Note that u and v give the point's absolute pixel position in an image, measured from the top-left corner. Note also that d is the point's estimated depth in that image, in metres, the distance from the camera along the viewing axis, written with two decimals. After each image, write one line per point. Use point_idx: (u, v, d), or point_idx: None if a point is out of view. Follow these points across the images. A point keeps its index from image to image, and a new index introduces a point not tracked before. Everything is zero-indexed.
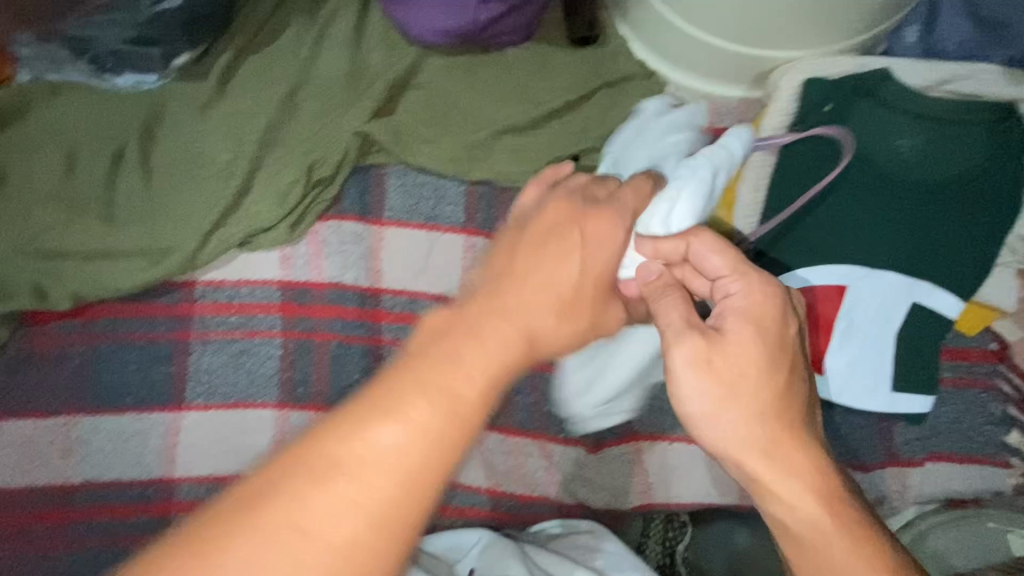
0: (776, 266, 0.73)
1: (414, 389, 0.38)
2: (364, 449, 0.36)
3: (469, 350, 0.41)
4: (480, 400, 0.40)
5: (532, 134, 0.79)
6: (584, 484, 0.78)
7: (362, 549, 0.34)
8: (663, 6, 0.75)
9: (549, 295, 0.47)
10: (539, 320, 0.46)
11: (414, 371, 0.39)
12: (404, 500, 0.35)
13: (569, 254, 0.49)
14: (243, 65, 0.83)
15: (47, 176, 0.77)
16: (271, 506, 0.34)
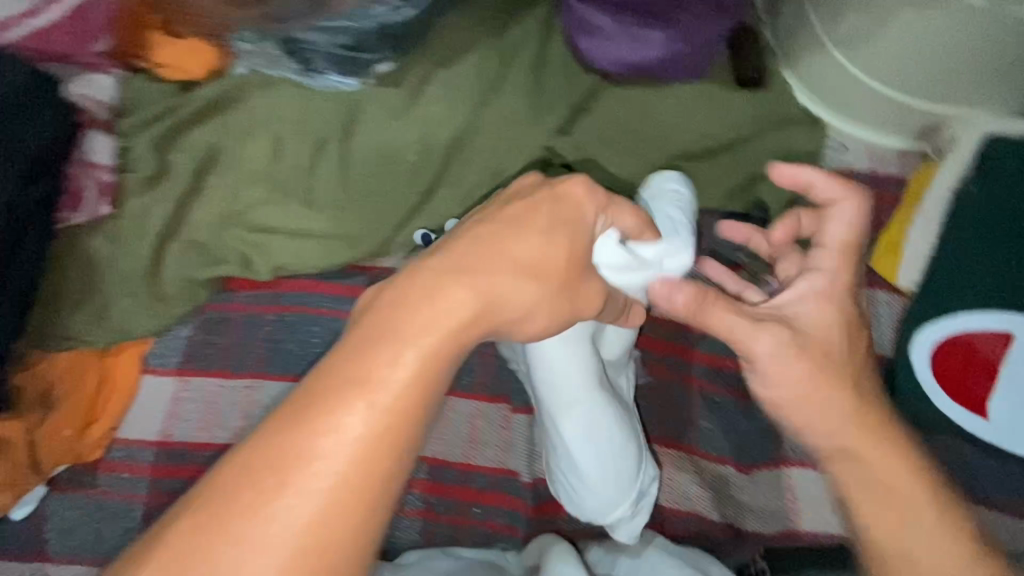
0: (944, 310, 0.75)
1: (358, 378, 0.38)
2: (303, 468, 0.36)
3: (422, 329, 0.40)
4: (376, 413, 0.37)
5: (702, 163, 0.86)
6: (733, 503, 0.78)
7: (308, 552, 0.35)
8: (843, 60, 0.80)
9: (506, 275, 0.44)
10: (466, 306, 0.42)
11: (353, 366, 0.38)
12: (348, 498, 0.36)
13: (535, 237, 0.47)
14: (435, 76, 0.88)
15: (254, 157, 0.82)
16: (256, 473, 0.36)
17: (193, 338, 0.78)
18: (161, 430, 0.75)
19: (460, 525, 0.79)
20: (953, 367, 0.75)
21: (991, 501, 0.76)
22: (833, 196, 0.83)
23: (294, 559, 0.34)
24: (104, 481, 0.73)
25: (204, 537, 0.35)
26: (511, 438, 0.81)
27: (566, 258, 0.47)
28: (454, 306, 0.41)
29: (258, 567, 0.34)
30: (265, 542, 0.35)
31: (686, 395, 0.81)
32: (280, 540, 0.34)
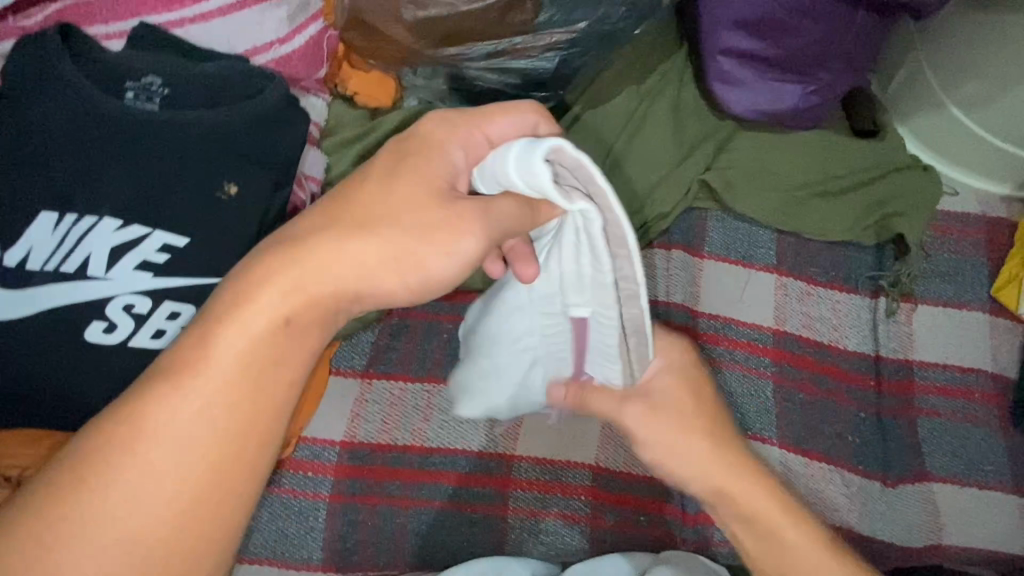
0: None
1: (200, 356, 0.42)
2: (162, 420, 0.41)
3: (232, 355, 0.42)
4: (250, 370, 0.42)
5: (837, 200, 0.93)
6: (879, 516, 0.83)
7: (194, 490, 0.41)
8: (961, 115, 0.92)
9: (362, 269, 0.44)
10: (303, 308, 0.44)
11: (201, 334, 0.43)
12: (227, 444, 0.42)
13: (342, 249, 0.44)
14: (586, 117, 0.99)
15: None
16: (109, 449, 0.41)
17: (376, 344, 0.83)
18: (345, 431, 0.79)
19: (627, 533, 0.79)
20: None
21: None
22: (953, 235, 0.93)
23: (165, 502, 0.41)
24: (287, 480, 0.77)
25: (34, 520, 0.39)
26: None
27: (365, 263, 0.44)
28: (264, 318, 0.43)
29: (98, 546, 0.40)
30: (96, 521, 0.40)
31: (834, 411, 0.86)
32: (133, 505, 0.40)
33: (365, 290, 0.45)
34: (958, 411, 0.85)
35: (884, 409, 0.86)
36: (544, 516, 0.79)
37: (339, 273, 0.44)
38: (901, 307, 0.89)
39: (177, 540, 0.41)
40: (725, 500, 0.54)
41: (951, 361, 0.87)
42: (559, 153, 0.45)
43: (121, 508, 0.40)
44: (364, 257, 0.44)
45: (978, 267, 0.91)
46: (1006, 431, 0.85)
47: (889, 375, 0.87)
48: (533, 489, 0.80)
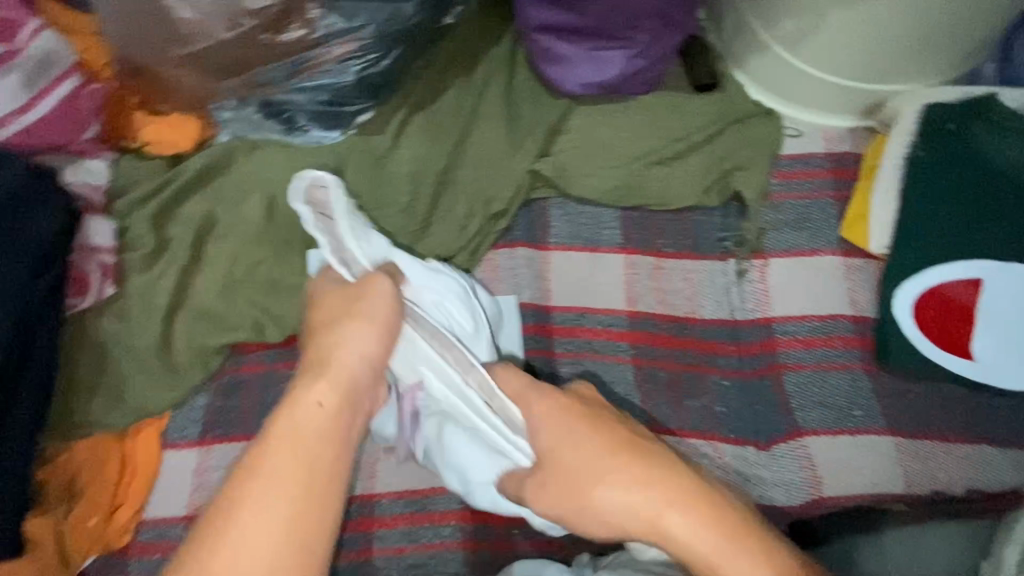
0: (905, 271, 0.82)
1: (285, 417, 0.60)
2: (265, 471, 0.56)
3: (291, 437, 0.58)
4: (321, 421, 0.60)
5: (677, 165, 0.90)
6: (759, 483, 0.81)
7: (303, 519, 0.55)
8: (789, 55, 0.88)
9: (358, 342, 0.66)
10: (331, 391, 0.62)
11: (287, 406, 0.61)
12: (321, 475, 0.57)
13: (358, 337, 0.66)
14: (416, 120, 0.92)
15: (251, 219, 0.84)
16: (231, 506, 0.54)
17: (211, 407, 0.79)
18: (187, 504, 0.75)
19: (500, 551, 0.77)
20: (931, 315, 0.81)
21: (992, 436, 0.81)
22: (799, 179, 0.90)
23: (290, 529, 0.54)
24: (134, 567, 0.72)
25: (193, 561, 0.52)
26: None
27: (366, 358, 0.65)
28: (309, 409, 0.61)
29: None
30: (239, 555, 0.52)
31: (699, 384, 0.83)
32: (267, 535, 0.53)
33: (372, 360, 0.66)
34: (822, 360, 0.84)
35: (751, 372, 0.84)
36: (412, 548, 0.77)
37: (349, 354, 0.65)
38: (753, 264, 0.87)
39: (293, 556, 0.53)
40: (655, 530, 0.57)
41: (809, 312, 0.85)
42: (314, 178, 0.77)
43: (258, 543, 0.53)
44: (367, 334, 0.66)
45: (826, 209, 0.88)
46: (871, 372, 0.83)
47: (752, 337, 0.85)
48: (398, 525, 0.78)
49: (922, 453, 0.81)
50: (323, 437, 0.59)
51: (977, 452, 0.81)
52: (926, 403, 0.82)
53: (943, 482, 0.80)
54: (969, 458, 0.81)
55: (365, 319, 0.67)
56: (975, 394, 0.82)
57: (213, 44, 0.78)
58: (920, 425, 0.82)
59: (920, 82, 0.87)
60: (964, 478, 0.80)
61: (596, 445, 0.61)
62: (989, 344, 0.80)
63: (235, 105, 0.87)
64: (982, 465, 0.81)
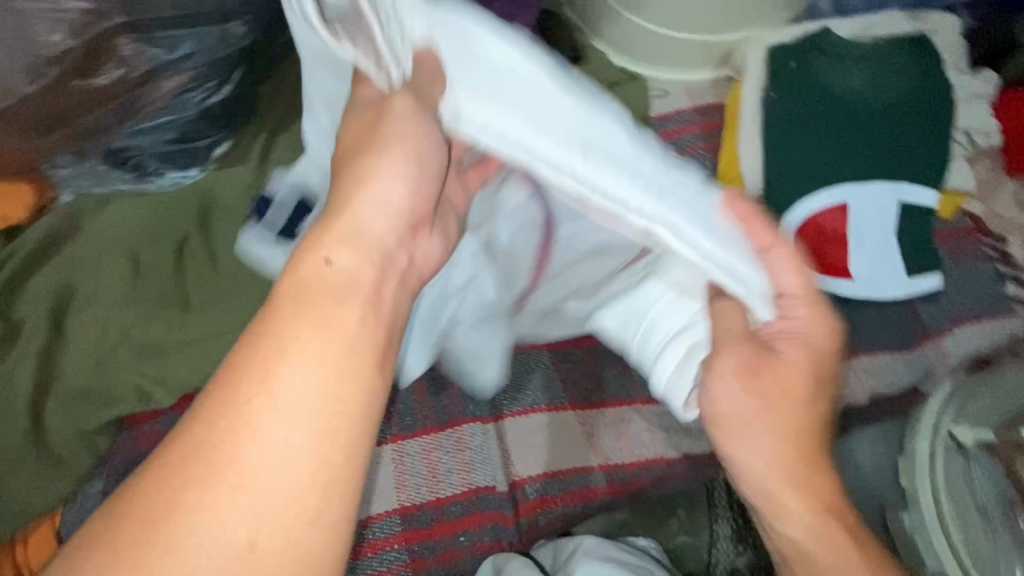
0: (780, 208, 0.87)
1: (287, 314, 0.43)
2: (269, 387, 0.41)
3: (304, 325, 0.43)
4: (354, 316, 0.45)
5: None
6: (686, 435, 0.84)
7: (330, 452, 0.41)
8: (637, 20, 0.89)
9: (378, 198, 0.49)
10: (357, 258, 0.47)
11: (292, 281, 0.45)
12: (345, 399, 0.42)
13: (390, 183, 0.50)
14: (280, 144, 0.86)
15: (112, 281, 0.78)
16: (216, 429, 0.40)
17: (108, 491, 0.73)
18: None
19: (451, 562, 0.77)
20: (810, 246, 0.86)
21: (881, 344, 0.88)
22: (671, 137, 0.93)
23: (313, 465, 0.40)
24: None
25: (168, 503, 0.39)
26: (470, 459, 0.80)
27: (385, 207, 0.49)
28: (315, 269, 0.45)
29: (211, 535, 0.38)
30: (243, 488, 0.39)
31: (612, 353, 0.85)
32: (270, 477, 0.39)
33: (401, 215, 0.50)
34: None
35: None
36: None
37: (371, 215, 0.49)
38: None
39: (320, 505, 0.40)
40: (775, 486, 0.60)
41: None
42: None
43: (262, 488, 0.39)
44: (395, 188, 0.50)
45: (701, 162, 0.92)
46: None
47: None
48: (341, 563, 0.75)
49: None
50: (340, 304, 0.45)
51: (869, 362, 0.88)
52: None
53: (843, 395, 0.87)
54: (863, 369, 0.88)
55: (396, 164, 0.50)
56: (862, 309, 0.88)
57: (19, 103, 0.70)
58: None
59: (761, 27, 0.91)
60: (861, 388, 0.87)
61: (768, 398, 0.59)
62: (864, 262, 0.86)
63: (73, 161, 0.80)
64: (874, 372, 0.88)
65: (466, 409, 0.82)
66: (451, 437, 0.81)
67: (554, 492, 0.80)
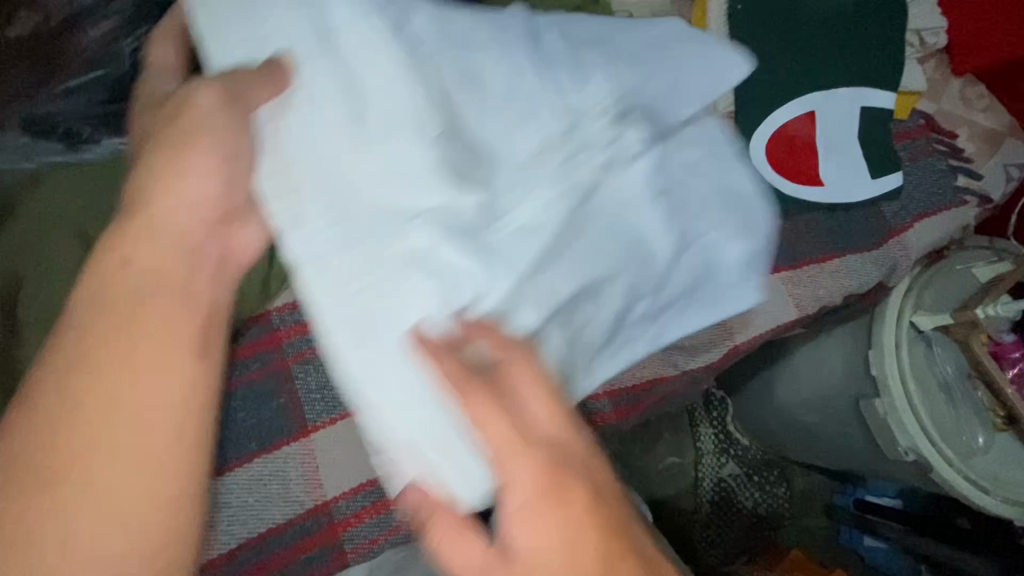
0: (752, 122, 0.88)
1: (125, 326, 0.41)
2: (71, 452, 0.38)
3: (101, 408, 0.39)
4: (148, 389, 0.40)
5: None
6: (681, 351, 0.86)
7: (158, 509, 0.40)
8: None
9: (207, 198, 0.45)
10: (174, 268, 0.43)
11: (93, 301, 0.41)
12: (172, 452, 0.40)
13: (200, 179, 0.45)
14: None
15: (64, 264, 0.70)
16: (22, 518, 0.37)
17: None
18: None
19: None
20: (782, 157, 0.88)
21: (854, 246, 0.92)
22: None
23: (135, 548, 0.39)
24: None
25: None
26: None
27: (191, 211, 0.45)
28: (109, 276, 0.42)
29: None
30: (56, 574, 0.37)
31: None
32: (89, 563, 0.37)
33: (226, 213, 0.46)
34: None
35: None
36: (387, 534, 0.74)
37: (182, 216, 0.44)
38: None
39: None
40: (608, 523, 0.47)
41: None
42: None
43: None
44: (205, 187, 0.45)
45: None
46: None
47: None
48: (364, 520, 0.74)
49: (802, 278, 0.90)
50: (127, 326, 0.41)
51: (844, 263, 0.91)
52: (798, 236, 0.90)
53: (822, 297, 0.91)
54: (839, 270, 0.91)
55: (208, 153, 0.45)
56: (834, 213, 0.91)
57: None
58: (799, 256, 0.90)
59: None
60: (838, 288, 0.91)
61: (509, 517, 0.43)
62: (833, 167, 0.89)
63: None
64: (850, 271, 0.91)
65: None
66: None
67: None
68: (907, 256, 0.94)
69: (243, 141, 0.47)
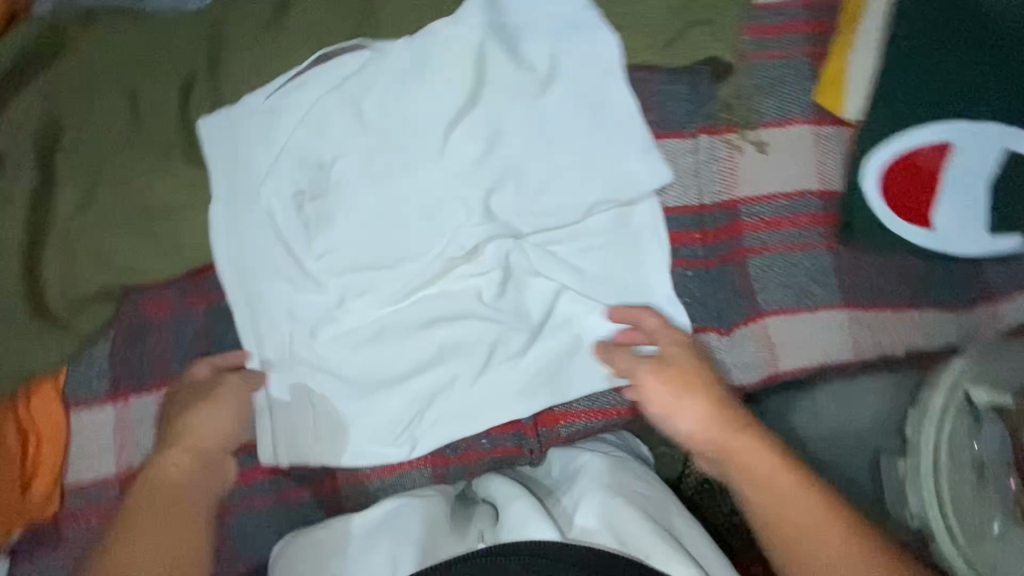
0: (885, 134, 0.76)
1: (180, 514, 0.58)
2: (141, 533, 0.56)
3: (172, 527, 0.57)
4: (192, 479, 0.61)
5: (643, 13, 0.74)
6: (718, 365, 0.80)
7: None
8: None
9: (177, 467, 0.60)
10: (190, 527, 0.59)
11: (137, 519, 0.57)
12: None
13: (208, 426, 0.63)
14: None
15: (110, 122, 0.66)
16: None
17: (116, 356, 0.67)
18: (119, 461, 0.66)
19: (471, 462, 0.75)
20: (897, 184, 0.77)
21: (936, 301, 0.83)
22: (774, 35, 0.79)
23: None
24: (70, 537, 0.65)
25: None
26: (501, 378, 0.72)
27: (217, 435, 0.63)
28: (157, 479, 0.59)
29: None
30: None
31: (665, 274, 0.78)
32: None
33: (206, 487, 0.61)
34: (787, 241, 0.80)
35: (718, 259, 0.80)
36: (379, 473, 0.72)
37: (208, 437, 0.63)
38: (718, 141, 0.78)
39: None
40: (742, 476, 0.64)
41: (778, 190, 0.79)
42: None
43: None
44: (201, 485, 0.61)
45: (801, 70, 0.79)
46: (834, 249, 0.81)
47: (719, 222, 0.79)
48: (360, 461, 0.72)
49: (868, 321, 0.82)
50: (174, 514, 0.58)
51: (919, 315, 0.83)
52: (880, 276, 0.82)
53: (880, 346, 0.83)
54: (912, 321, 0.83)
55: (219, 403, 0.64)
56: (933, 260, 0.82)
57: None
58: (876, 297, 0.82)
59: None
60: (902, 340, 0.83)
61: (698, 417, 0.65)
62: (953, 211, 0.77)
63: None
64: (925, 326, 0.84)
65: (505, 318, 0.73)
66: None
67: (577, 407, 0.77)
68: (997, 326, 0.85)
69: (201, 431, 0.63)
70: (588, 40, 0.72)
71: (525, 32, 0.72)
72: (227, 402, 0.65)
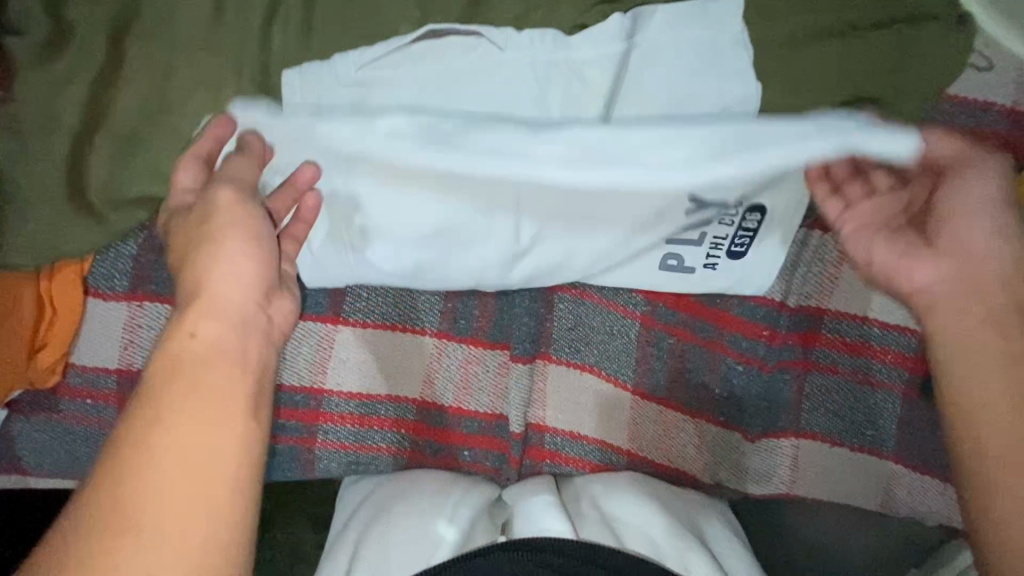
0: None
1: (210, 388, 0.47)
2: (188, 403, 0.46)
3: (200, 405, 0.46)
4: (227, 364, 0.49)
5: (797, 74, 0.63)
6: (727, 466, 0.76)
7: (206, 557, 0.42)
8: None
9: (202, 330, 0.49)
10: (230, 399, 0.48)
11: (163, 380, 0.46)
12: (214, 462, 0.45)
13: (225, 258, 0.53)
14: None
15: (188, 22, 0.61)
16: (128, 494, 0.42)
17: (141, 260, 0.67)
18: (121, 358, 0.68)
19: (452, 463, 0.77)
20: None
21: None
22: None
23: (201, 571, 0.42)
24: (67, 407, 0.69)
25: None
26: (504, 386, 0.76)
27: (244, 279, 0.53)
28: (179, 341, 0.49)
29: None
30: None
31: (708, 361, 0.74)
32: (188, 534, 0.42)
33: (239, 329, 0.51)
34: (860, 371, 0.70)
35: (778, 363, 0.72)
36: (357, 447, 0.76)
37: (221, 278, 0.52)
38: (827, 238, 0.68)
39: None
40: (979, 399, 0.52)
41: (873, 315, 0.69)
42: None
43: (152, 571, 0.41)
44: (248, 342, 0.51)
45: None
46: (908, 398, 0.70)
47: (790, 325, 0.71)
48: (346, 423, 0.76)
49: (917, 486, 0.71)
50: (208, 386, 0.47)
51: None
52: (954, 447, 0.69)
53: (918, 512, 0.72)
54: None
55: (227, 240, 0.53)
56: None
57: None
58: (935, 463, 0.71)
59: None
60: (945, 516, 0.71)
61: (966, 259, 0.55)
62: None
63: None
64: None
65: (521, 344, 0.75)
66: (496, 359, 0.75)
67: (568, 450, 0.76)
68: None
69: (232, 269, 0.53)
70: (722, 85, 0.62)
71: (652, 54, 0.63)
72: (232, 226, 0.54)
